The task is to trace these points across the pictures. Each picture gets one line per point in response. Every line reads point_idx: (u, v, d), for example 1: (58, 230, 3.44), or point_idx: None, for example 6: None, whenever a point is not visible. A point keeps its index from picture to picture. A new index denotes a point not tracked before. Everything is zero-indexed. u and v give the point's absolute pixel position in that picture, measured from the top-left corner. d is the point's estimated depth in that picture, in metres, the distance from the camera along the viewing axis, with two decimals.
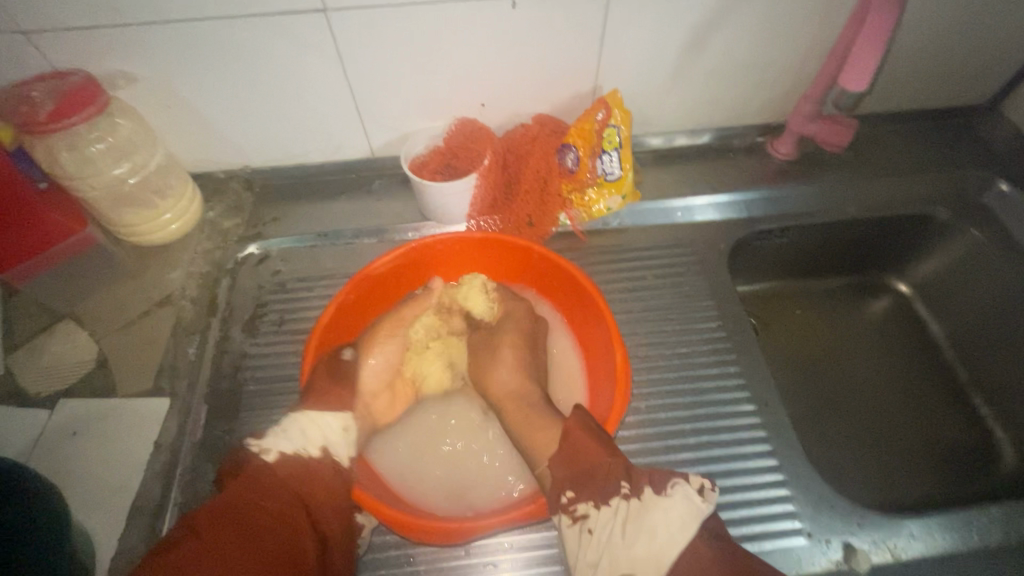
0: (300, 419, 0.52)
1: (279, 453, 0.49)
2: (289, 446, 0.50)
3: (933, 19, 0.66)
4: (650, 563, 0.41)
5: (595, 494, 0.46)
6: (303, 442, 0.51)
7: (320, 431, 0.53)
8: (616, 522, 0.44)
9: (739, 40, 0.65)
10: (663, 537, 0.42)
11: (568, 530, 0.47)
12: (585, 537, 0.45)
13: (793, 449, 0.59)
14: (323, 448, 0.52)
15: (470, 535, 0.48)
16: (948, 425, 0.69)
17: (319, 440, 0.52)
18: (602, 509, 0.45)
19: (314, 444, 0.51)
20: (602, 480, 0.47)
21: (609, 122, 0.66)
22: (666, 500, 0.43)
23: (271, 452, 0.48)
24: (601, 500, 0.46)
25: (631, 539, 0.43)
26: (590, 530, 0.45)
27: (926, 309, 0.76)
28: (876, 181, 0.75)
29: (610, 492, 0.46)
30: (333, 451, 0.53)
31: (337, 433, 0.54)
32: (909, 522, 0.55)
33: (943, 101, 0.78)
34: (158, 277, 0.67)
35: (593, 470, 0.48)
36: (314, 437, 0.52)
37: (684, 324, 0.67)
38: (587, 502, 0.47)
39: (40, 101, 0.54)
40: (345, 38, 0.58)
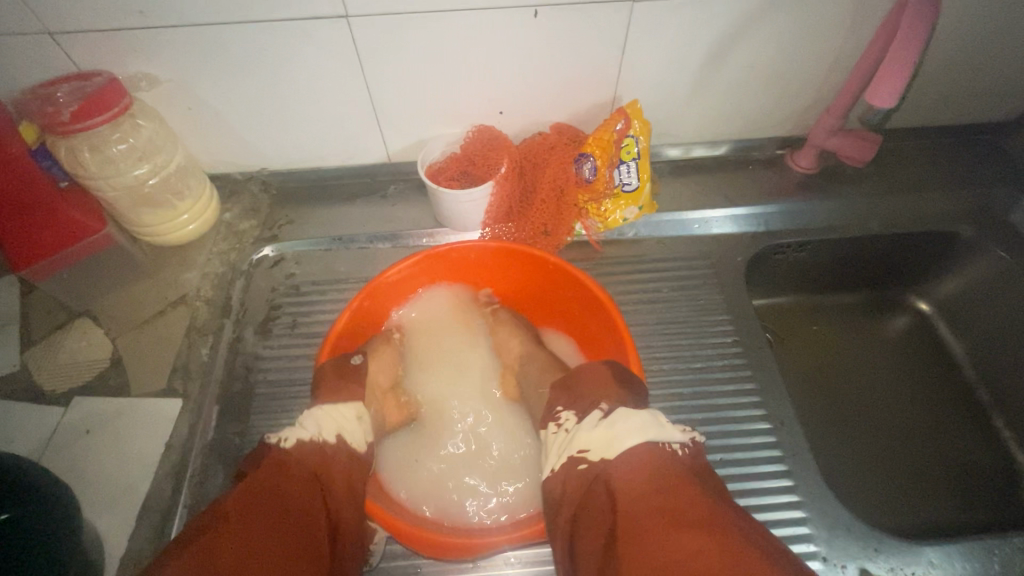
0: (319, 412, 0.51)
1: (297, 440, 0.47)
2: (306, 434, 0.48)
3: (962, 34, 0.64)
4: (603, 443, 0.44)
5: (578, 407, 0.50)
6: (320, 430, 0.49)
7: (337, 421, 0.52)
8: (591, 425, 0.46)
9: (762, 52, 0.64)
10: (620, 432, 0.43)
11: (551, 432, 0.50)
12: (560, 435, 0.48)
13: (809, 469, 0.58)
14: (337, 436, 0.50)
15: (480, 551, 0.47)
16: (966, 448, 0.68)
17: (336, 428, 0.51)
18: (581, 418, 0.48)
19: (329, 432, 0.50)
20: (589, 401, 0.49)
21: (629, 132, 0.66)
22: (631, 412, 0.45)
23: (291, 439, 0.47)
24: (583, 413, 0.49)
25: (595, 429, 0.45)
26: (566, 429, 0.48)
27: (946, 328, 0.74)
28: (897, 197, 0.74)
29: (592, 407, 0.48)
30: (347, 437, 0.52)
31: (351, 421, 0.53)
32: (929, 549, 0.54)
33: (968, 117, 0.76)
34: (173, 277, 0.67)
35: (587, 392, 0.51)
36: (329, 425, 0.50)
37: (699, 339, 0.67)
38: (572, 413, 0.50)
39: (63, 102, 0.54)
40: (365, 44, 0.58)
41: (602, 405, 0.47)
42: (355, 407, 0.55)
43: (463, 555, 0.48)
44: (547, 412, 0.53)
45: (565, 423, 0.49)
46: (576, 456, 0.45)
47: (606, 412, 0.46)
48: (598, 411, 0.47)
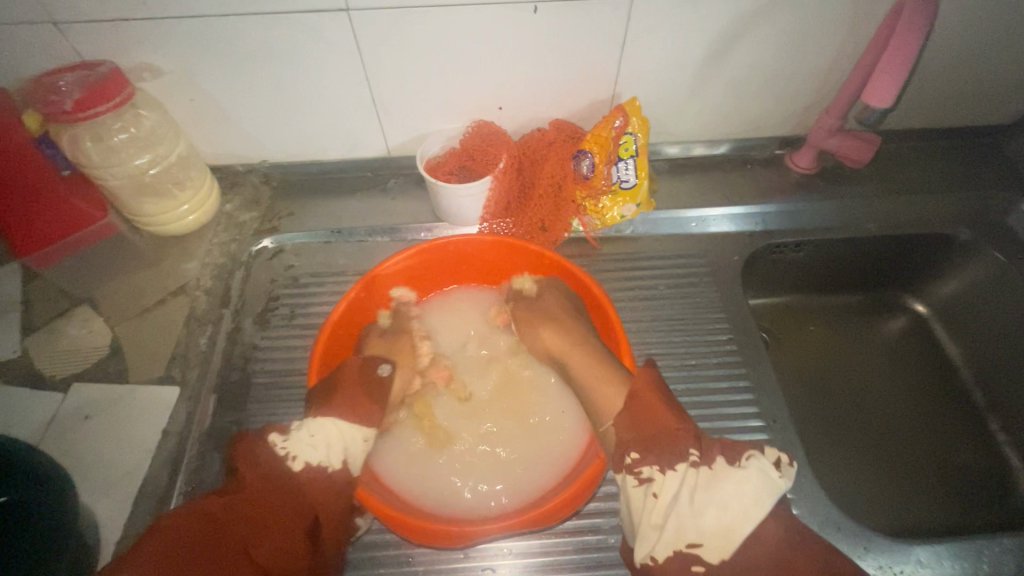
0: (329, 427, 0.51)
1: (304, 462, 0.49)
2: (315, 456, 0.50)
3: (962, 36, 0.65)
4: (720, 536, 0.44)
5: (662, 459, 0.49)
6: (328, 453, 0.50)
7: (345, 442, 0.52)
8: (685, 489, 0.47)
9: (762, 52, 0.64)
10: (736, 508, 0.45)
11: (633, 490, 0.49)
12: (648, 501, 0.47)
13: (800, 467, 0.58)
14: (345, 462, 0.51)
15: (469, 540, 0.48)
16: (959, 450, 0.68)
17: (342, 453, 0.51)
18: (666, 473, 0.48)
19: (338, 456, 0.51)
20: (672, 443, 0.49)
21: (626, 130, 0.66)
22: (744, 473, 0.47)
23: (296, 461, 0.49)
24: (669, 466, 0.49)
25: (706, 514, 0.45)
26: (654, 493, 0.47)
27: (944, 331, 0.74)
28: (896, 199, 0.74)
29: (679, 457, 0.49)
30: (353, 465, 0.52)
31: (359, 446, 0.52)
32: (918, 548, 0.54)
33: (968, 120, 0.76)
34: (174, 267, 0.68)
35: (666, 435, 0.50)
36: (336, 447, 0.51)
37: (694, 336, 0.67)
38: (654, 466, 0.49)
39: (66, 90, 0.55)
40: (366, 38, 0.58)
41: (693, 454, 0.49)
42: (365, 432, 0.53)
43: (452, 544, 0.48)
44: (615, 454, 0.51)
45: (648, 479, 0.48)
46: (687, 549, 0.45)
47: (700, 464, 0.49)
48: (688, 460, 0.49)
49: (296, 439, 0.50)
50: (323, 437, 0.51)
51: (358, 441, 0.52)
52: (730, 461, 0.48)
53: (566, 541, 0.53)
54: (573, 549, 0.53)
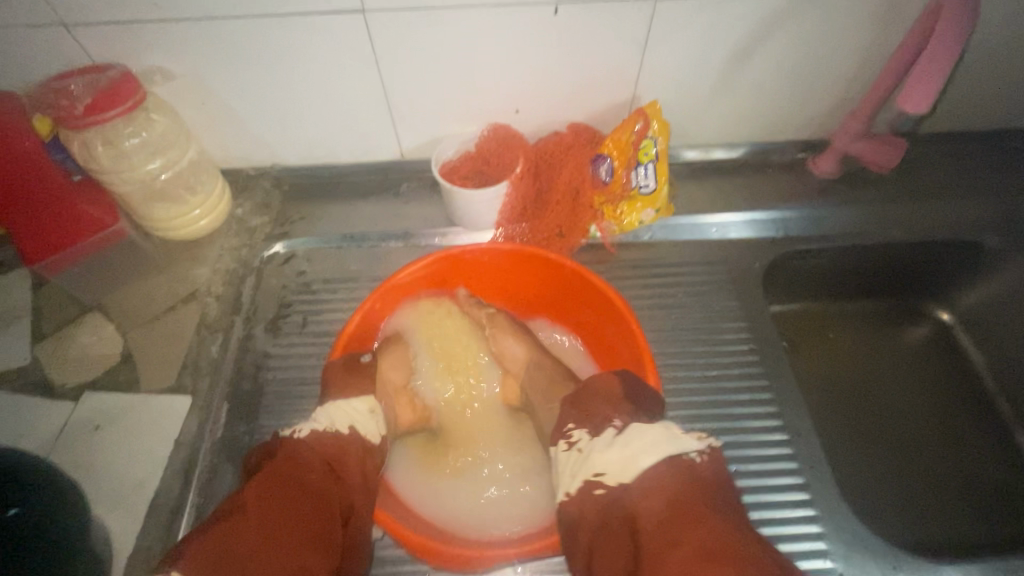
0: (331, 406, 0.51)
1: (312, 429, 0.48)
2: (320, 423, 0.49)
3: (997, 37, 0.62)
4: (622, 468, 0.43)
5: (589, 424, 0.49)
6: (333, 420, 0.50)
7: (351, 414, 0.52)
8: (602, 440, 0.46)
9: (788, 53, 0.62)
10: (636, 448, 0.43)
11: (563, 453, 0.49)
12: (571, 455, 0.48)
13: (826, 482, 0.57)
14: (352, 428, 0.50)
15: (489, 562, 0.46)
16: (986, 464, 0.66)
17: (348, 420, 0.51)
18: (593, 437, 0.47)
19: (343, 423, 0.50)
20: (599, 415, 0.49)
21: (647, 133, 0.64)
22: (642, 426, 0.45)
23: (303, 429, 0.47)
24: (594, 432, 0.48)
25: (610, 452, 0.44)
26: (578, 450, 0.47)
27: (969, 340, 0.73)
28: (921, 204, 0.72)
29: (603, 426, 0.48)
30: (362, 430, 0.52)
31: (364, 412, 0.53)
32: (949, 568, 0.52)
33: (998, 123, 0.74)
34: (185, 273, 0.67)
35: (594, 403, 0.50)
36: (342, 418, 0.51)
37: (714, 345, 0.65)
38: (583, 431, 0.49)
39: (77, 95, 0.54)
40: (381, 39, 0.57)
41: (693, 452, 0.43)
42: (366, 399, 0.54)
43: (471, 567, 0.47)
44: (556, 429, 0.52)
45: (575, 442, 0.48)
46: (595, 478, 0.44)
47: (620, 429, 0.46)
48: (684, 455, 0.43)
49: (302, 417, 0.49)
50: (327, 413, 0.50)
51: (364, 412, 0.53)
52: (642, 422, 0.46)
53: None
54: None
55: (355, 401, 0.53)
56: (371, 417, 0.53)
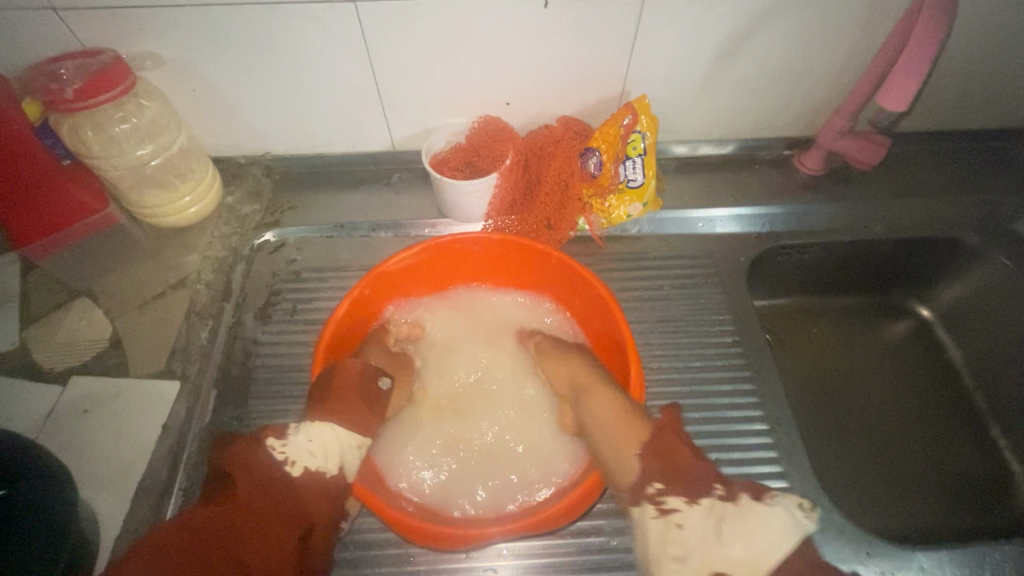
0: (329, 433, 0.51)
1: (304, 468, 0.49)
2: (314, 463, 0.49)
3: (977, 38, 0.64)
4: (747, 569, 0.47)
5: (687, 491, 0.50)
6: (326, 459, 0.50)
7: (342, 447, 0.51)
8: (710, 525, 0.49)
9: (775, 50, 0.63)
10: (761, 544, 0.47)
11: (651, 521, 0.50)
12: (660, 528, 0.49)
13: (803, 471, 0.58)
14: (342, 469, 0.51)
15: (472, 541, 0.47)
16: (960, 456, 0.68)
17: (337, 458, 0.51)
18: (691, 505, 0.49)
19: (333, 462, 0.50)
20: (701, 478, 0.50)
21: (635, 128, 0.65)
22: (768, 509, 0.49)
23: (297, 467, 0.49)
24: (693, 497, 0.50)
25: (728, 546, 0.47)
26: (674, 526, 0.49)
27: (947, 335, 0.74)
28: (903, 202, 0.74)
29: (706, 492, 0.50)
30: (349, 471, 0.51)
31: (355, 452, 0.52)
32: (921, 554, 0.54)
33: (979, 124, 0.76)
34: (174, 259, 0.67)
35: (690, 472, 0.51)
36: (334, 455, 0.50)
37: (699, 337, 0.66)
38: (679, 498, 0.50)
39: (68, 79, 0.54)
40: (373, 31, 0.57)
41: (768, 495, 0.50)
42: (360, 437, 0.53)
43: (454, 547, 0.48)
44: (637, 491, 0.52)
45: (667, 510, 0.50)
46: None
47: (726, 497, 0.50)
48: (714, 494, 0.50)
49: (292, 444, 0.49)
50: (321, 443, 0.50)
51: (354, 448, 0.52)
52: (756, 498, 0.50)
53: (567, 543, 0.53)
54: (574, 551, 0.53)
55: (349, 436, 0.52)
56: (360, 454, 0.53)
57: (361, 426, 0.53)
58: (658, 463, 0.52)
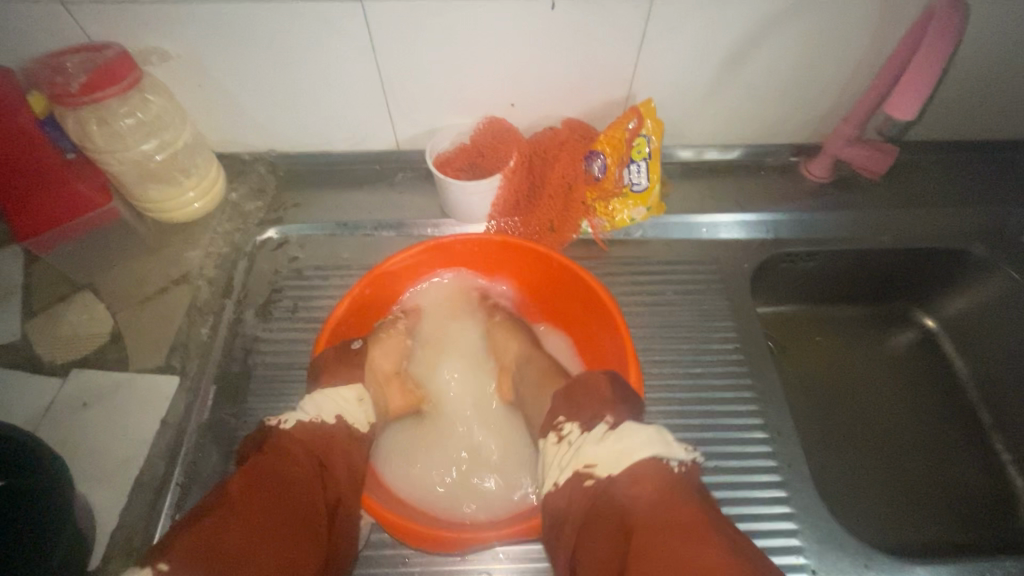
0: (320, 398, 0.50)
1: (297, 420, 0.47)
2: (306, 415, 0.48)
3: (989, 47, 0.63)
4: (613, 457, 0.43)
5: (580, 419, 0.48)
6: (320, 410, 0.49)
7: (339, 404, 0.51)
8: (588, 437, 0.46)
9: (784, 56, 0.63)
10: (636, 450, 0.42)
11: (552, 444, 0.49)
12: (562, 446, 0.48)
13: (803, 481, 0.58)
14: (338, 417, 0.50)
15: (467, 544, 0.47)
16: (964, 469, 0.67)
17: (335, 409, 0.50)
18: (584, 429, 0.47)
19: (330, 413, 0.49)
20: (596, 408, 0.48)
21: (640, 132, 0.65)
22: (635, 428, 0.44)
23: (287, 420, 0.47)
24: (590, 420, 0.48)
25: (601, 444, 0.44)
26: (567, 442, 0.47)
27: (952, 347, 0.73)
28: (910, 211, 0.73)
29: (597, 416, 0.47)
30: (351, 420, 0.51)
31: (352, 403, 0.52)
32: (920, 567, 0.53)
33: (989, 133, 0.75)
34: (177, 254, 0.67)
35: (590, 397, 0.50)
36: (329, 408, 0.50)
37: (700, 343, 0.66)
38: (573, 424, 0.49)
39: (73, 73, 0.54)
40: (378, 28, 0.57)
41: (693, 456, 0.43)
42: (355, 389, 0.53)
43: (450, 548, 0.48)
44: (548, 422, 0.52)
45: (566, 434, 0.48)
46: (584, 469, 0.44)
47: (613, 425, 0.46)
48: (602, 422, 0.46)
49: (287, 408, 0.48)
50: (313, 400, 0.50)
51: (350, 399, 0.52)
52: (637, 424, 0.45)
53: None
54: None
55: (344, 389, 0.53)
56: (357, 406, 0.52)
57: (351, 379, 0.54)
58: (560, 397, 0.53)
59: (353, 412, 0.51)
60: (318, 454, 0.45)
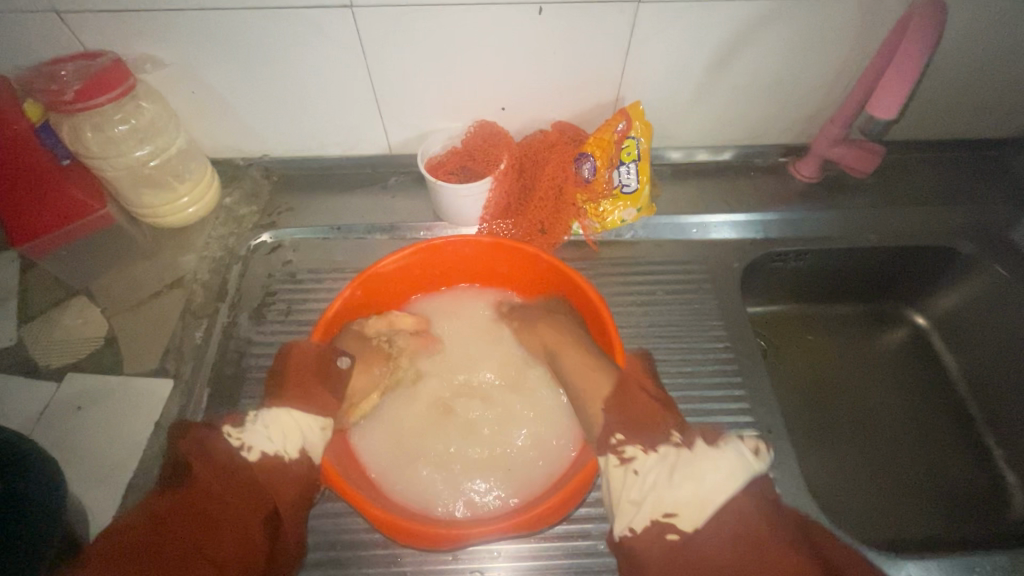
0: (283, 417, 0.52)
1: (261, 452, 0.50)
2: (270, 447, 0.50)
3: (971, 47, 0.64)
4: (696, 508, 0.46)
5: (643, 440, 0.51)
6: (284, 443, 0.51)
7: (302, 431, 0.52)
8: (662, 467, 0.49)
9: (769, 59, 0.64)
10: (711, 481, 0.47)
11: (614, 468, 0.51)
12: (625, 475, 0.50)
13: (794, 478, 0.58)
14: (302, 451, 0.52)
15: (453, 542, 0.47)
16: (956, 464, 0.67)
17: (298, 441, 0.52)
18: (651, 452, 0.50)
19: (292, 445, 0.51)
20: (655, 430, 0.52)
21: (629, 133, 0.66)
22: (720, 452, 0.49)
23: (251, 450, 0.50)
24: (652, 445, 0.51)
25: (677, 487, 0.47)
26: (631, 470, 0.50)
27: (943, 343, 0.74)
28: (897, 210, 0.74)
29: (661, 438, 0.51)
30: (313, 451, 0.52)
31: (317, 433, 0.53)
32: (910, 563, 0.54)
33: (974, 133, 0.76)
34: (172, 259, 0.68)
35: (649, 420, 0.53)
36: (292, 438, 0.52)
37: (691, 342, 0.67)
38: (637, 445, 0.51)
39: (67, 81, 0.55)
40: (368, 34, 0.58)
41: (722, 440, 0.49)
42: (321, 419, 0.54)
43: (437, 546, 0.48)
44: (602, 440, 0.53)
45: (630, 458, 0.51)
46: (664, 519, 0.47)
47: (684, 445, 0.50)
48: (672, 442, 0.51)
49: (250, 430, 0.51)
50: (275, 421, 0.52)
51: (316, 429, 0.53)
52: (711, 442, 0.50)
53: (555, 547, 0.53)
54: (563, 554, 0.53)
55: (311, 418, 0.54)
56: (323, 436, 0.53)
57: (321, 408, 0.55)
58: (615, 412, 0.54)
59: (315, 444, 0.53)
60: (243, 472, 0.49)
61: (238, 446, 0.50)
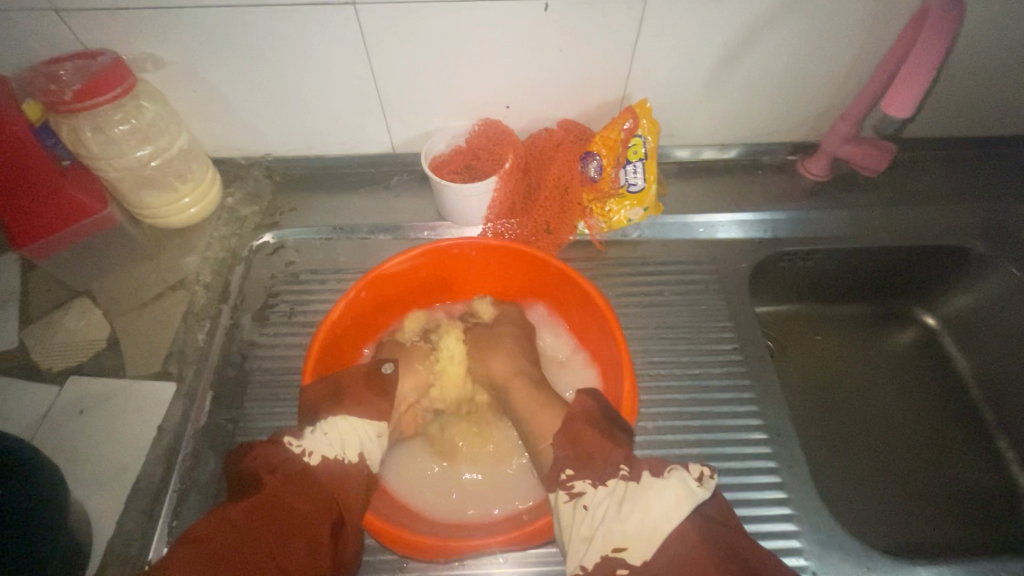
0: (342, 423, 0.53)
1: (322, 457, 0.50)
2: (331, 451, 0.51)
3: (986, 43, 0.63)
4: (645, 538, 0.45)
5: (593, 474, 0.50)
6: (343, 446, 0.52)
7: (360, 437, 0.53)
8: (612, 499, 0.48)
9: (779, 55, 0.63)
10: (656, 512, 0.45)
11: (564, 505, 0.49)
12: (575, 513, 0.48)
13: (803, 482, 0.57)
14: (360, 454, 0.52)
15: (461, 552, 0.47)
16: (969, 468, 0.66)
17: (358, 446, 0.53)
18: (598, 487, 0.49)
19: (353, 449, 0.52)
20: (602, 464, 0.50)
21: (636, 132, 0.65)
22: (662, 483, 0.47)
23: (314, 455, 0.50)
24: (600, 480, 0.49)
25: (625, 519, 0.46)
26: (582, 507, 0.48)
27: (955, 346, 0.73)
28: (908, 209, 0.73)
29: (609, 472, 0.50)
30: (369, 458, 0.53)
31: (374, 440, 0.54)
32: (922, 568, 0.53)
33: (987, 130, 0.74)
34: (174, 260, 0.67)
35: (599, 452, 0.51)
36: (351, 443, 0.52)
37: (699, 344, 0.66)
38: (586, 481, 0.50)
39: (67, 81, 0.54)
40: (371, 32, 0.57)
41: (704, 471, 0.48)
42: (377, 425, 0.56)
43: (441, 556, 0.48)
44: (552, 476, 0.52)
45: (579, 494, 0.49)
46: (613, 554, 0.45)
47: (629, 477, 0.49)
48: (618, 476, 0.49)
49: (309, 435, 0.51)
50: (338, 430, 0.52)
51: (371, 437, 0.54)
52: (654, 474, 0.48)
53: (562, 552, 0.53)
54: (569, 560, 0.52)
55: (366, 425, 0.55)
56: (378, 442, 0.55)
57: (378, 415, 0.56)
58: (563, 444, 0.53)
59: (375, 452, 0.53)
60: (302, 483, 0.48)
61: (299, 452, 0.50)
